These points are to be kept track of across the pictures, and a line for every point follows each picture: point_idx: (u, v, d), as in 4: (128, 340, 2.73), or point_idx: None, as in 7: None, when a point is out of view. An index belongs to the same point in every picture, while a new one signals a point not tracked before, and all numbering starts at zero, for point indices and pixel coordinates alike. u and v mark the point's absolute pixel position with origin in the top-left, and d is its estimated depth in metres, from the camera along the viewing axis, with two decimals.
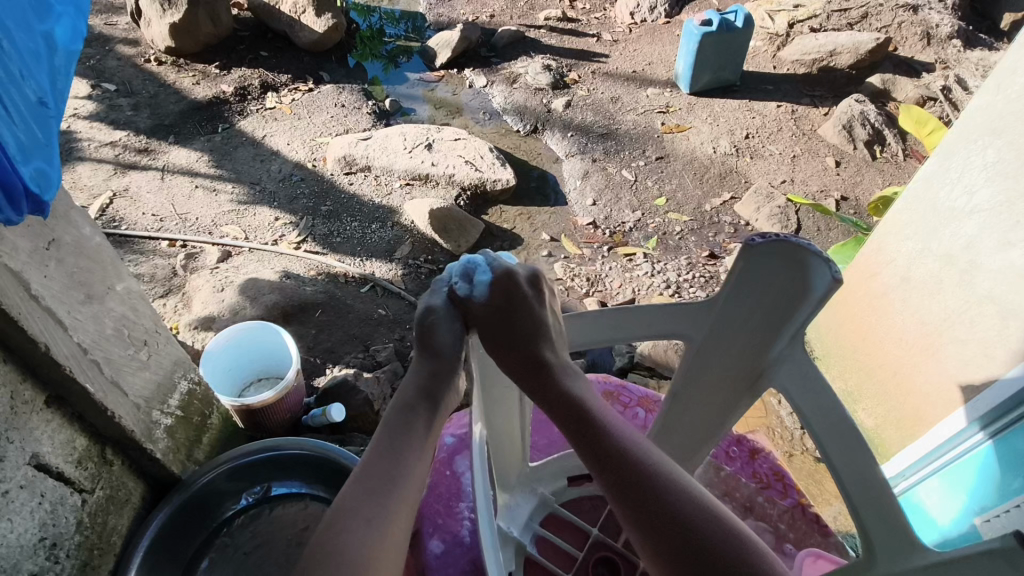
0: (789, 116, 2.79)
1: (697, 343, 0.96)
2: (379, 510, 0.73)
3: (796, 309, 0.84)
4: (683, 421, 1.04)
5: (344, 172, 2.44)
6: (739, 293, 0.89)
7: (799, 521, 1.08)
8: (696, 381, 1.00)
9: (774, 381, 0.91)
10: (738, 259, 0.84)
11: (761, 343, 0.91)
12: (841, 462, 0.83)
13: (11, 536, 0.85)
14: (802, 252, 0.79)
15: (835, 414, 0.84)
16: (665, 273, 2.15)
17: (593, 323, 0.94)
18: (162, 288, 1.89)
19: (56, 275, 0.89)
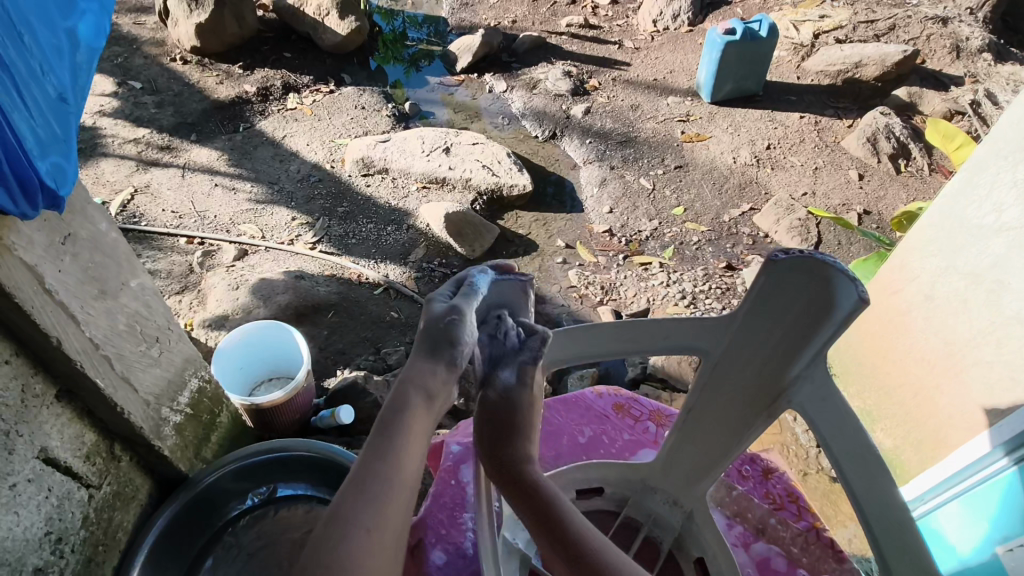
0: (812, 128, 2.76)
1: (713, 360, 0.93)
2: (376, 520, 0.71)
3: (818, 331, 0.81)
4: (693, 441, 1.01)
5: (362, 173, 2.45)
6: (760, 310, 0.86)
7: (813, 545, 1.03)
8: (713, 396, 0.96)
9: (793, 402, 0.87)
10: (761, 274, 0.82)
11: (779, 363, 0.87)
12: (859, 485, 0.81)
13: (18, 530, 0.85)
14: (827, 269, 0.77)
15: (855, 437, 0.81)
16: (681, 283, 2.13)
17: (588, 335, 0.93)
18: (178, 285, 1.91)
19: (71, 269, 0.89)
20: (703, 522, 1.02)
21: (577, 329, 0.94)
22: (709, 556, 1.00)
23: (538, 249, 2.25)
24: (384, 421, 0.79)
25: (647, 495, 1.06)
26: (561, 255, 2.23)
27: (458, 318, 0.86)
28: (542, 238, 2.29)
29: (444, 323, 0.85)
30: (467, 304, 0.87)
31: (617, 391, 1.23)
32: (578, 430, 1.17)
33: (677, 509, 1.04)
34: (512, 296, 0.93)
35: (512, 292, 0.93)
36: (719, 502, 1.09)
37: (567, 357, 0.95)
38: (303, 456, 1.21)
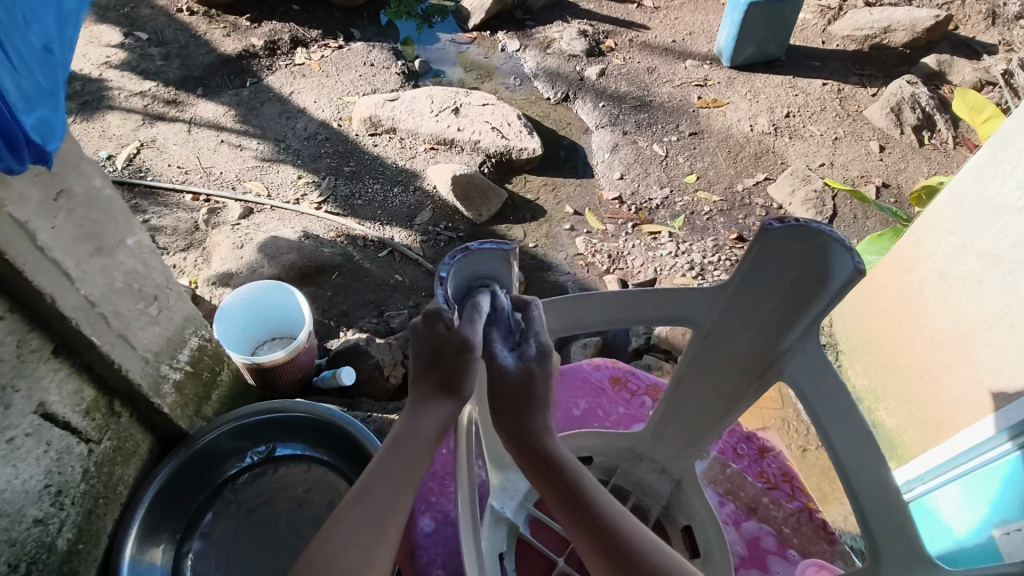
0: (835, 96, 2.66)
1: (702, 331, 0.89)
2: (376, 533, 0.70)
3: (812, 300, 0.78)
4: (684, 411, 0.98)
5: (369, 133, 2.40)
6: (753, 279, 0.82)
7: (805, 526, 1.02)
8: (706, 365, 0.93)
9: (784, 374, 0.86)
10: (753, 243, 0.78)
11: (769, 335, 0.85)
12: (848, 461, 0.80)
13: (16, 482, 0.86)
14: (822, 238, 0.73)
15: (846, 408, 0.80)
16: (690, 254, 2.10)
17: (578, 305, 0.88)
18: (183, 242, 1.90)
19: (65, 226, 0.87)
20: (692, 494, 1.01)
21: (567, 299, 0.87)
22: (697, 525, 1.00)
23: (546, 215, 2.22)
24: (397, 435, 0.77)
25: (636, 463, 1.04)
26: (569, 222, 2.20)
27: (467, 355, 0.75)
28: (550, 204, 2.26)
29: (451, 353, 0.76)
30: (473, 340, 0.74)
31: (614, 364, 1.21)
32: (573, 402, 1.16)
33: (667, 478, 1.02)
34: (492, 265, 0.78)
35: (493, 261, 0.78)
36: (713, 479, 1.08)
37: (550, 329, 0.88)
38: (300, 417, 1.22)
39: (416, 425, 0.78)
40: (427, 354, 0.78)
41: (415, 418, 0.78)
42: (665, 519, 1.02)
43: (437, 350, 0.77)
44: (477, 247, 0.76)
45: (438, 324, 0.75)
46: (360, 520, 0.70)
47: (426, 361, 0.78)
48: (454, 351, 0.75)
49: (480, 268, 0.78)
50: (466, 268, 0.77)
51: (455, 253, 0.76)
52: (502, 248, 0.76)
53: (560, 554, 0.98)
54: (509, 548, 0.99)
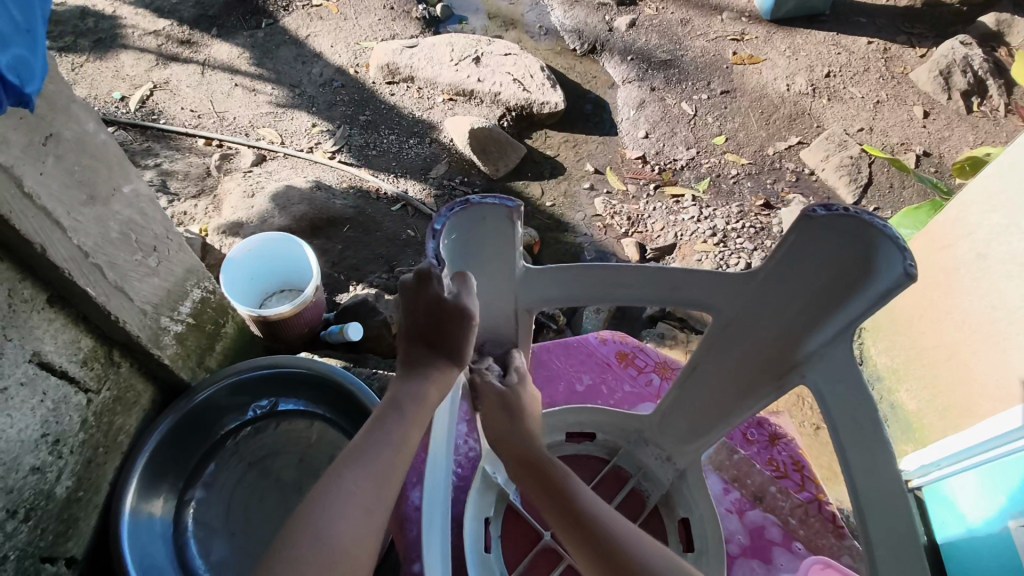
0: (880, 55, 2.50)
1: (725, 319, 0.76)
2: (380, 495, 0.65)
3: (845, 302, 0.64)
4: (691, 398, 0.87)
5: (386, 81, 2.32)
6: (787, 271, 0.68)
7: (812, 518, 0.98)
8: (719, 356, 0.80)
9: (806, 380, 0.71)
10: (790, 232, 0.64)
11: (793, 333, 0.71)
12: (852, 451, 0.66)
13: (12, 431, 0.85)
14: (871, 232, 0.60)
15: (865, 420, 0.65)
16: (712, 220, 2.01)
17: (585, 277, 0.74)
18: (194, 188, 1.87)
19: (55, 172, 0.84)
20: (695, 485, 0.90)
21: (571, 268, 0.74)
22: (696, 519, 0.89)
23: (565, 172, 2.14)
24: (394, 396, 0.72)
25: (640, 446, 0.94)
26: (589, 181, 2.12)
27: (464, 323, 0.69)
28: (571, 161, 2.17)
29: (447, 319, 0.69)
30: (472, 309, 0.68)
31: (622, 339, 1.16)
32: (577, 377, 1.12)
33: (670, 466, 0.92)
34: (496, 224, 0.66)
35: (496, 219, 0.66)
36: (719, 464, 1.03)
37: (552, 298, 0.76)
38: (301, 373, 1.20)
39: (420, 389, 0.72)
40: (421, 313, 0.72)
41: (416, 382, 0.73)
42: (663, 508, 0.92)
43: (433, 312, 0.70)
44: (479, 201, 0.65)
45: (429, 287, 0.69)
46: (361, 480, 0.64)
47: (419, 323, 0.73)
48: (451, 318, 0.69)
49: (481, 227, 0.67)
50: (466, 224, 0.66)
51: (454, 205, 0.65)
52: (505, 206, 0.65)
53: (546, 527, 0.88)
54: (497, 514, 0.89)
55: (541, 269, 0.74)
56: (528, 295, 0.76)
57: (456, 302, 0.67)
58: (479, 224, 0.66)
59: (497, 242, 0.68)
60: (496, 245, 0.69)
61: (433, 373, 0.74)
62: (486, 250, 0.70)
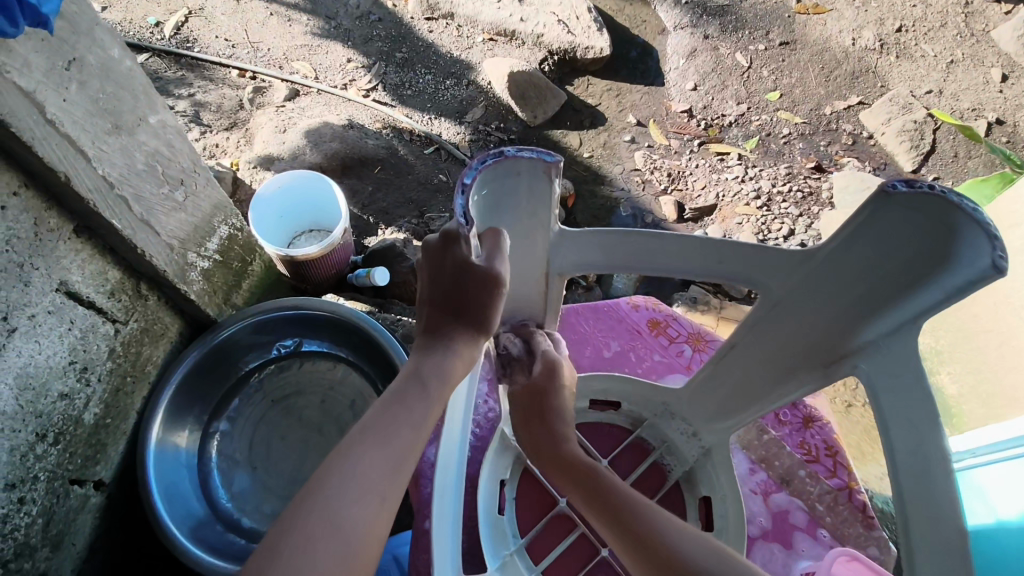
0: (960, 10, 2.29)
1: (773, 298, 0.70)
2: (392, 483, 0.59)
3: (916, 292, 0.57)
4: (725, 376, 0.83)
5: (425, 16, 2.22)
6: (850, 254, 0.61)
7: (841, 505, 0.94)
8: (760, 337, 0.75)
9: (857, 370, 0.65)
10: (861, 210, 0.57)
11: (846, 322, 0.65)
12: (895, 424, 0.60)
13: (40, 357, 0.86)
14: (955, 216, 0.52)
15: (916, 394, 0.59)
16: (758, 180, 1.91)
17: (627, 242, 0.69)
18: (227, 121, 1.84)
19: (79, 99, 0.81)
20: (721, 465, 0.87)
21: (610, 233, 0.69)
22: (717, 499, 0.86)
23: (605, 122, 2.05)
24: (416, 368, 0.68)
25: (666, 420, 0.91)
26: (630, 133, 2.03)
27: (494, 291, 0.65)
28: (612, 111, 2.07)
29: (475, 286, 0.65)
30: (503, 275, 0.64)
31: (655, 306, 1.12)
32: (604, 343, 1.09)
33: (696, 443, 0.89)
34: (531, 181, 0.61)
35: (532, 175, 0.61)
36: (747, 444, 1.00)
37: (584, 265, 0.71)
38: (325, 316, 1.19)
39: (444, 364, 0.68)
40: (448, 278, 0.68)
41: (440, 355, 0.69)
42: (684, 484, 0.90)
43: (460, 275, 0.66)
44: (515, 154, 0.59)
45: (457, 249, 0.65)
46: (377, 461, 0.59)
47: (446, 288, 0.69)
48: (480, 285, 0.65)
49: (516, 183, 0.62)
50: (498, 180, 0.61)
51: (487, 157, 0.60)
52: (543, 160, 0.59)
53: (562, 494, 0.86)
54: (513, 476, 0.88)
55: (577, 232, 0.69)
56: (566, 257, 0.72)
57: (487, 266, 0.63)
58: (513, 179, 0.61)
59: (531, 201, 0.63)
60: (530, 203, 0.64)
61: (459, 346, 0.70)
62: (519, 209, 0.65)
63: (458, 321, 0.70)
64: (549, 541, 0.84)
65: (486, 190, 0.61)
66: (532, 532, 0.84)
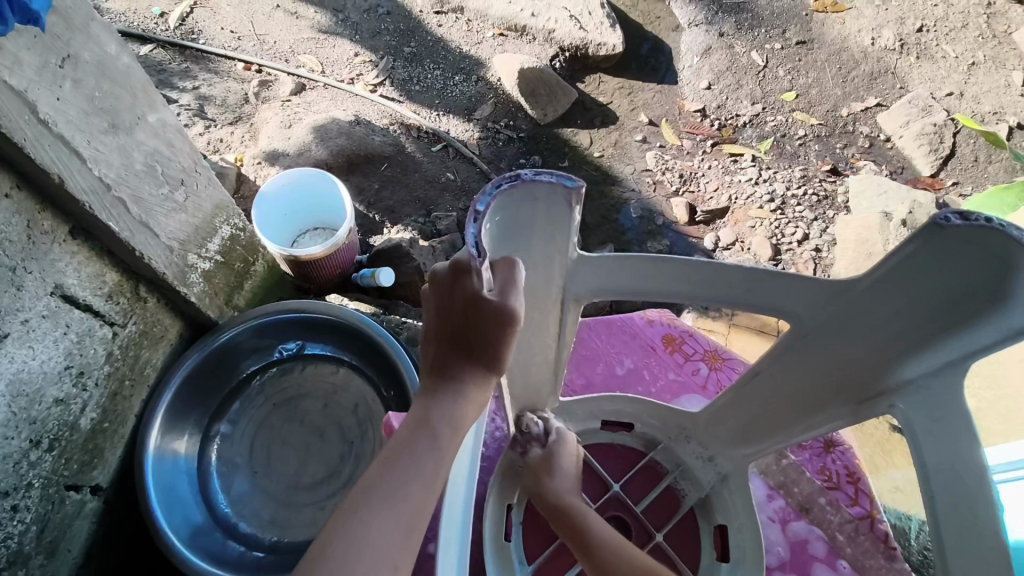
0: (983, 9, 2.23)
1: (804, 330, 0.66)
2: (405, 542, 0.57)
3: (964, 329, 0.53)
4: (746, 404, 0.80)
5: (434, 10, 2.18)
6: (894, 289, 0.57)
7: (862, 535, 0.91)
8: (789, 367, 0.72)
9: (894, 410, 0.62)
10: (908, 242, 0.53)
11: (884, 356, 0.61)
12: (927, 441, 0.58)
13: (34, 363, 0.84)
14: (1016, 251, 0.47)
15: (951, 416, 0.56)
16: (772, 183, 1.87)
17: (648, 268, 0.65)
18: (232, 115, 1.82)
19: (73, 98, 0.78)
20: (737, 490, 0.84)
21: (634, 260, 0.65)
22: (734, 528, 0.83)
23: (616, 121, 2.01)
24: (424, 417, 0.64)
25: (680, 443, 0.88)
26: (641, 132, 1.98)
27: (508, 330, 0.60)
28: (623, 110, 2.03)
29: (487, 325, 0.60)
30: (518, 312, 0.59)
31: (671, 322, 1.09)
32: (616, 360, 1.06)
33: (711, 467, 0.86)
34: (549, 206, 0.57)
35: (550, 200, 0.56)
36: (764, 468, 0.97)
37: (601, 289, 0.68)
38: (329, 321, 1.16)
39: (455, 410, 0.64)
40: (457, 315, 0.62)
41: (450, 401, 0.64)
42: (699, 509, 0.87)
43: (469, 314, 0.61)
44: (531, 178, 0.54)
45: (467, 282, 0.59)
46: (388, 523, 0.56)
47: (453, 327, 0.64)
48: (492, 323, 0.60)
49: (531, 207, 0.57)
50: (512, 206, 0.56)
51: (500, 181, 0.55)
52: (563, 184, 0.55)
53: None
54: (519, 501, 0.85)
55: (596, 257, 0.65)
56: (582, 285, 0.67)
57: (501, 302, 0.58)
58: (529, 205, 0.56)
59: (548, 227, 0.59)
60: (547, 230, 0.59)
61: (470, 389, 0.65)
62: (535, 236, 0.60)
63: (468, 361, 0.65)
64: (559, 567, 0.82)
65: (497, 216, 0.55)
66: (538, 561, 0.81)
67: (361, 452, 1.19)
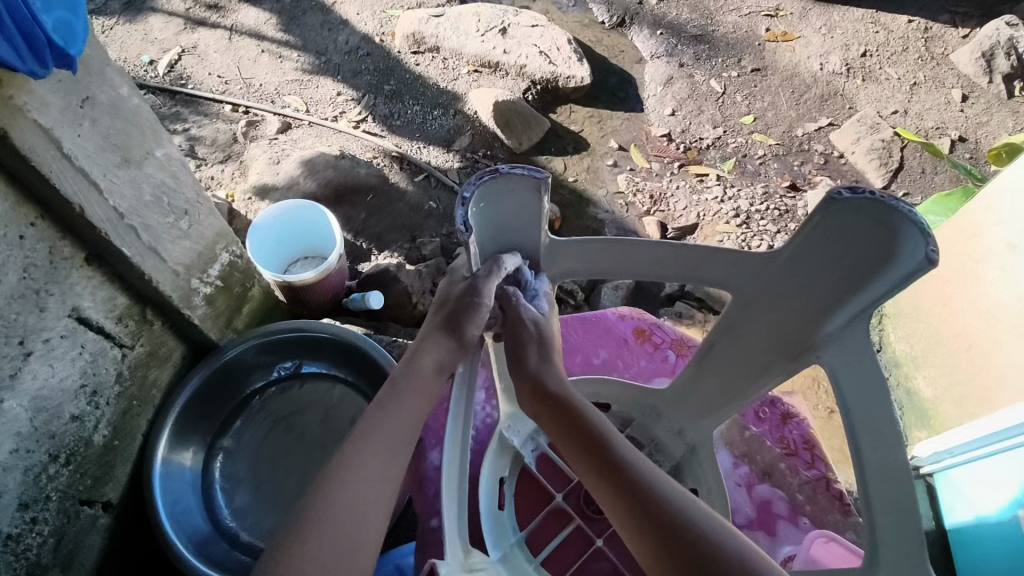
0: (920, 35, 2.42)
1: (744, 300, 0.80)
2: (380, 491, 0.68)
3: (865, 285, 0.68)
4: (706, 377, 0.93)
5: (412, 50, 2.30)
6: (805, 256, 0.72)
7: (819, 495, 1.02)
8: (735, 334, 0.85)
9: (821, 360, 0.75)
10: (812, 215, 0.68)
11: (811, 318, 0.75)
12: (856, 410, 0.70)
13: (53, 380, 0.90)
14: (896, 218, 0.63)
15: (871, 386, 0.69)
16: (736, 200, 2.00)
17: (611, 252, 0.78)
18: (222, 154, 1.91)
19: (91, 136, 0.86)
20: (705, 458, 0.97)
21: (597, 243, 0.79)
22: (704, 490, 0.95)
23: (588, 148, 2.13)
24: (438, 364, 0.77)
25: (654, 420, 1.00)
26: (612, 157, 2.11)
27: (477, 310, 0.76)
28: (594, 137, 2.16)
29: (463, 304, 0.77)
30: (487, 297, 0.76)
31: (639, 316, 1.17)
32: (593, 351, 1.14)
33: (682, 441, 0.98)
34: (523, 196, 0.71)
35: (522, 191, 0.71)
36: (730, 440, 1.07)
37: (574, 270, 0.82)
38: (326, 338, 1.23)
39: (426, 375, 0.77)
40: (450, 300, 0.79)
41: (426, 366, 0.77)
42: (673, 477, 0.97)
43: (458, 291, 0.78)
44: (507, 172, 0.69)
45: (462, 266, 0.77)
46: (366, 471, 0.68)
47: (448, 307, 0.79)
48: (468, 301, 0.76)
49: (509, 198, 0.72)
50: (494, 194, 0.71)
51: (484, 174, 0.69)
52: (532, 177, 0.69)
53: (559, 491, 0.92)
54: (511, 475, 0.93)
55: (568, 241, 0.79)
56: (554, 264, 0.82)
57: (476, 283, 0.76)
58: (505, 195, 0.71)
59: (526, 216, 0.73)
60: (525, 218, 0.74)
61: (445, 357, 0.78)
62: (513, 223, 0.75)
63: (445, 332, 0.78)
64: (547, 534, 0.90)
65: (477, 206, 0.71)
66: (530, 526, 0.89)
67: None
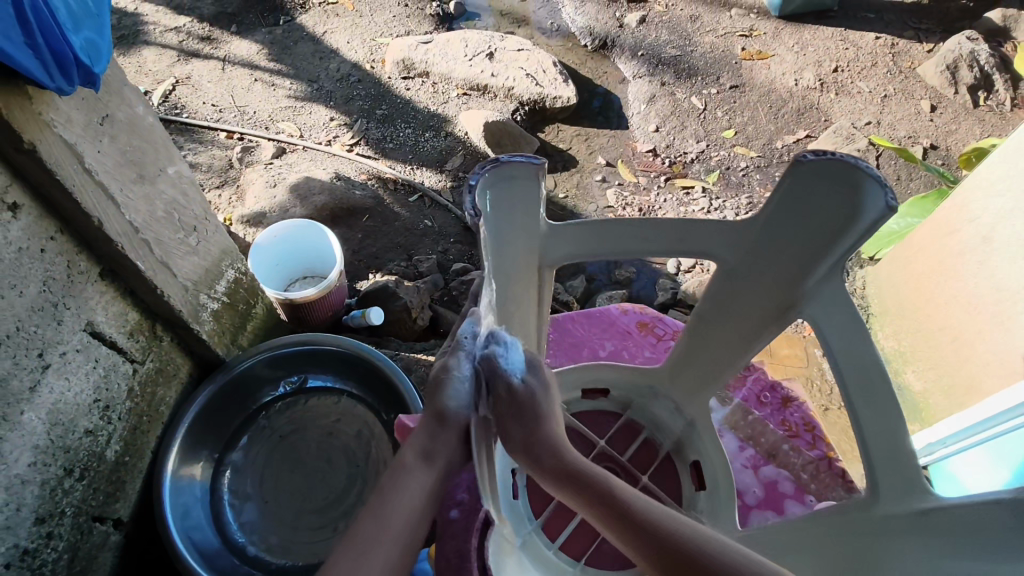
0: (888, 50, 2.54)
1: (729, 267, 0.89)
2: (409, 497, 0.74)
3: (838, 239, 0.77)
4: (699, 348, 1.00)
5: (402, 76, 2.37)
6: (780, 219, 0.81)
7: (823, 473, 1.07)
8: (724, 305, 0.93)
9: (804, 314, 0.83)
10: (784, 178, 0.77)
11: (793, 278, 0.84)
12: (849, 373, 0.78)
13: (69, 394, 0.91)
14: (857, 174, 0.73)
15: (860, 347, 0.78)
16: (722, 211, 2.07)
17: (606, 232, 0.83)
18: (218, 179, 1.94)
19: (110, 151, 0.89)
20: (705, 434, 1.00)
21: (593, 224, 0.83)
22: (708, 465, 0.98)
23: (577, 165, 2.19)
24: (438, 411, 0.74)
25: (651, 399, 1.04)
26: (601, 172, 2.17)
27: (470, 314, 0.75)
28: (583, 154, 2.22)
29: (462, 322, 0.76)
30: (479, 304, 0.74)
31: (641, 310, 1.23)
32: (599, 344, 1.19)
33: (681, 416, 1.02)
34: (524, 183, 0.77)
35: (524, 178, 0.76)
36: (733, 425, 1.12)
37: (572, 254, 0.85)
38: (332, 350, 1.25)
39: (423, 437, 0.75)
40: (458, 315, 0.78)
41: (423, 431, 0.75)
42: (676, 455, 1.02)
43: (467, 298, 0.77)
44: (508, 160, 0.74)
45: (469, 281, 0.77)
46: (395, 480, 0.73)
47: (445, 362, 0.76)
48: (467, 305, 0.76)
49: (512, 185, 0.76)
50: (497, 182, 0.75)
51: (486, 164, 0.74)
52: (532, 161, 0.74)
53: None
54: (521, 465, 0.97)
55: (563, 225, 0.83)
56: (555, 250, 0.85)
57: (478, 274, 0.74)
58: (511, 182, 0.76)
59: (524, 202, 0.78)
60: (522, 206, 0.79)
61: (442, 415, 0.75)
62: (514, 213, 0.79)
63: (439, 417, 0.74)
64: (564, 518, 0.95)
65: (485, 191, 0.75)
66: (545, 514, 0.93)
67: (366, 475, 1.26)
